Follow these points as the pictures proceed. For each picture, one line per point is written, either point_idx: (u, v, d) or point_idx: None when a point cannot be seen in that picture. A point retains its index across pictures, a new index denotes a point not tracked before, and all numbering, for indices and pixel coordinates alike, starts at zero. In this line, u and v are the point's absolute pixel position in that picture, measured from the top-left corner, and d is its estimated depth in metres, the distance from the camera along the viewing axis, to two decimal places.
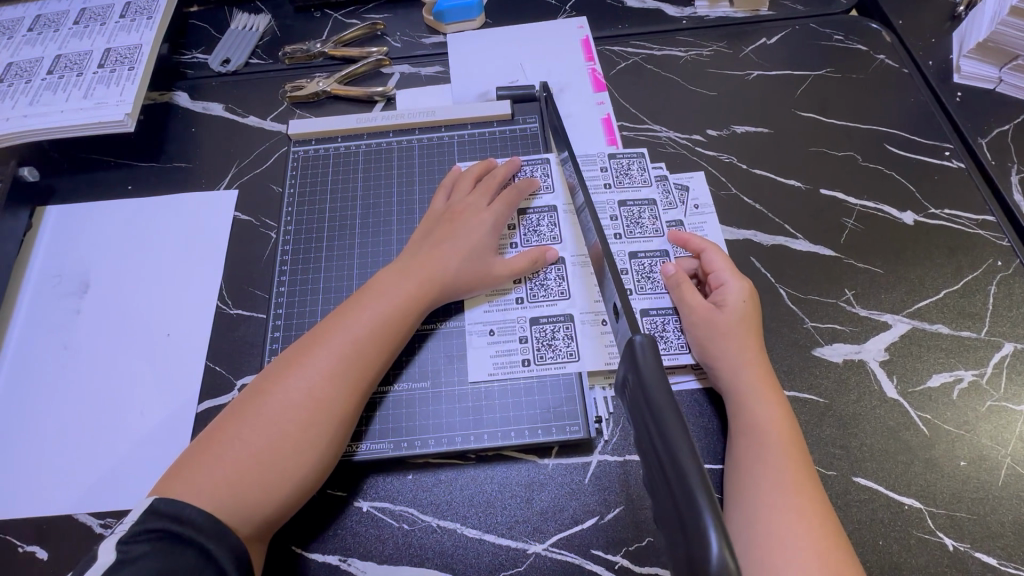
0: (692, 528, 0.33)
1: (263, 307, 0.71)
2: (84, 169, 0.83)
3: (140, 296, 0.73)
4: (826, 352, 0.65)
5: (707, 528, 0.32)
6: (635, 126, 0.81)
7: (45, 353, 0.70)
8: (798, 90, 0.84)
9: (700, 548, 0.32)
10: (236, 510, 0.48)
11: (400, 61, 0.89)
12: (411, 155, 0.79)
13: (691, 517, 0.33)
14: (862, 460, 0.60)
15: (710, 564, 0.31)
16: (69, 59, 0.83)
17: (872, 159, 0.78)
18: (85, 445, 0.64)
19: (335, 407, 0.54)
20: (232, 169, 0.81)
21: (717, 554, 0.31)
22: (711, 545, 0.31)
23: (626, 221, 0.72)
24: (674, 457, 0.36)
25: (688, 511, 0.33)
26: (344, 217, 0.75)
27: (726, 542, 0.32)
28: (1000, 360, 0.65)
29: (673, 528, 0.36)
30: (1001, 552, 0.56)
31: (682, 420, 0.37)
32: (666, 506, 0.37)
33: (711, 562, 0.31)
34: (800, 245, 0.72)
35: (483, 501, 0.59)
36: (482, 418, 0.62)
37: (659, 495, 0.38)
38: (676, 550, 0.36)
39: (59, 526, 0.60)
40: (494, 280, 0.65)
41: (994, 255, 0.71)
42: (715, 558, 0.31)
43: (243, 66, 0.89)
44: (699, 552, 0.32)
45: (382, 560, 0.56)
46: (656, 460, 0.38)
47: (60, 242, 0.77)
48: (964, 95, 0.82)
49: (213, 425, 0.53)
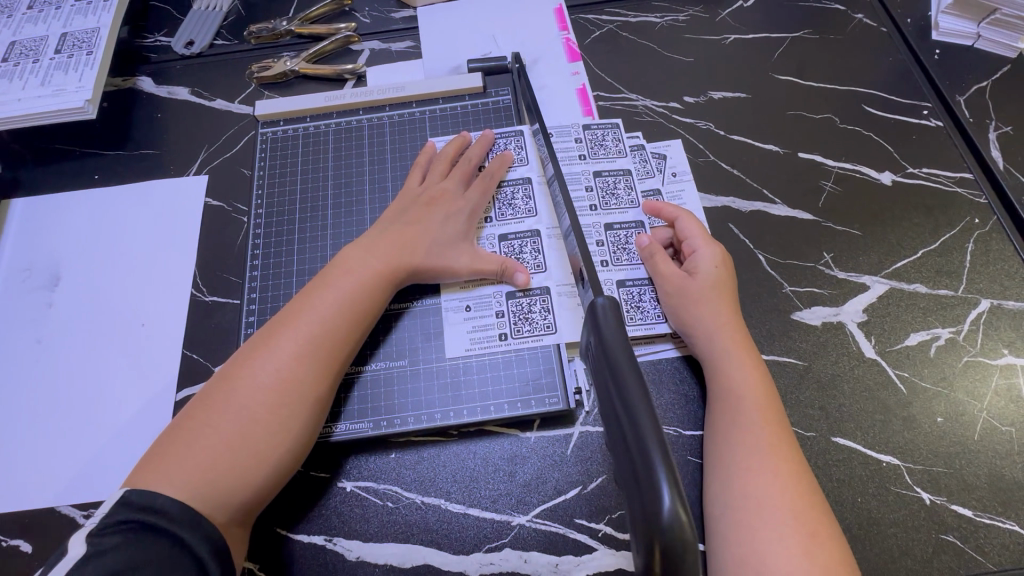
0: (646, 484, 0.34)
1: (238, 293, 0.70)
2: (48, 160, 0.80)
3: (113, 286, 0.72)
4: (805, 315, 0.65)
5: (660, 484, 0.33)
6: (611, 95, 0.80)
7: (18, 348, 0.69)
8: (775, 53, 0.83)
9: (653, 503, 0.33)
10: (209, 497, 0.48)
11: (369, 36, 0.86)
12: (382, 133, 0.77)
13: (646, 474, 0.34)
14: (840, 420, 0.60)
15: (662, 517, 0.33)
16: (24, 46, 0.81)
17: (850, 121, 0.77)
18: (64, 439, 0.64)
19: (304, 391, 0.53)
20: (201, 155, 0.79)
21: (669, 508, 0.33)
22: (664, 500, 0.33)
23: (601, 192, 0.71)
24: (631, 414, 0.37)
25: (643, 468, 0.34)
26: (316, 198, 0.74)
27: (677, 496, 0.33)
28: (976, 317, 0.65)
29: (629, 488, 0.37)
30: (977, 504, 0.57)
31: (639, 377, 0.39)
32: (622, 467, 0.38)
33: (663, 515, 0.33)
34: (779, 210, 0.71)
35: (466, 476, 0.59)
36: (461, 394, 0.62)
37: (618, 454, 0.39)
38: (631, 507, 0.36)
39: (41, 520, 0.60)
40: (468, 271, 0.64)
41: (972, 213, 0.71)
42: (667, 511, 0.33)
43: (208, 48, 0.86)
44: (651, 506, 0.33)
45: (368, 538, 0.57)
46: (612, 418, 0.39)
47: (27, 236, 0.76)
48: (943, 52, 0.80)
49: (182, 414, 0.52)
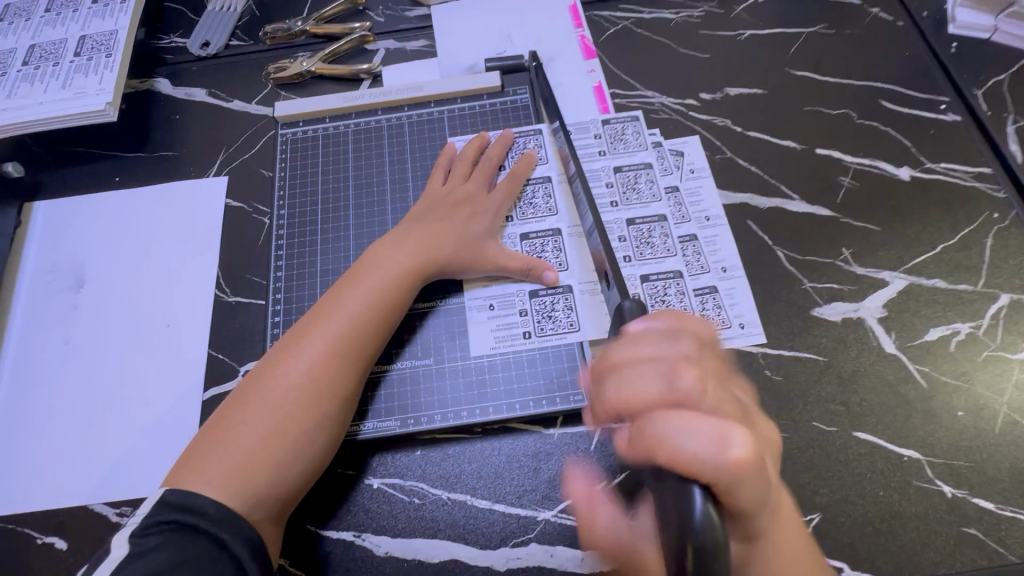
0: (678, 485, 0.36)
1: (261, 293, 0.71)
2: (68, 162, 0.81)
3: (136, 288, 0.73)
4: (825, 311, 0.66)
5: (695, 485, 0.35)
6: (627, 93, 0.80)
7: (45, 348, 0.70)
8: (791, 48, 0.82)
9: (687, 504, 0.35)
10: (246, 496, 0.49)
11: (384, 35, 0.86)
12: (401, 132, 0.77)
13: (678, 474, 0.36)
14: (861, 415, 0.61)
15: (695, 518, 0.34)
16: (44, 49, 0.81)
17: (867, 116, 0.77)
18: (94, 438, 0.65)
19: (335, 388, 0.54)
20: (220, 156, 0.80)
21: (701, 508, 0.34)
22: (697, 503, 0.34)
23: (622, 187, 0.72)
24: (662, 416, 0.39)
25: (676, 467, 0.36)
26: (337, 198, 0.74)
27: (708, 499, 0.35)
28: (996, 311, 0.65)
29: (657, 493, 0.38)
30: (998, 497, 0.57)
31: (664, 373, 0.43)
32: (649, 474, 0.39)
33: (696, 516, 0.34)
34: (797, 206, 0.72)
35: (491, 472, 0.60)
36: (486, 393, 0.62)
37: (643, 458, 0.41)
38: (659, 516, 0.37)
39: (76, 518, 0.61)
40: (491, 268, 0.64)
41: (991, 207, 0.71)
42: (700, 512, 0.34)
43: (224, 49, 0.86)
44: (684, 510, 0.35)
45: (396, 534, 0.58)
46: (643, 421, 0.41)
47: (50, 238, 0.76)
48: (960, 45, 0.80)
49: (217, 414, 0.54)
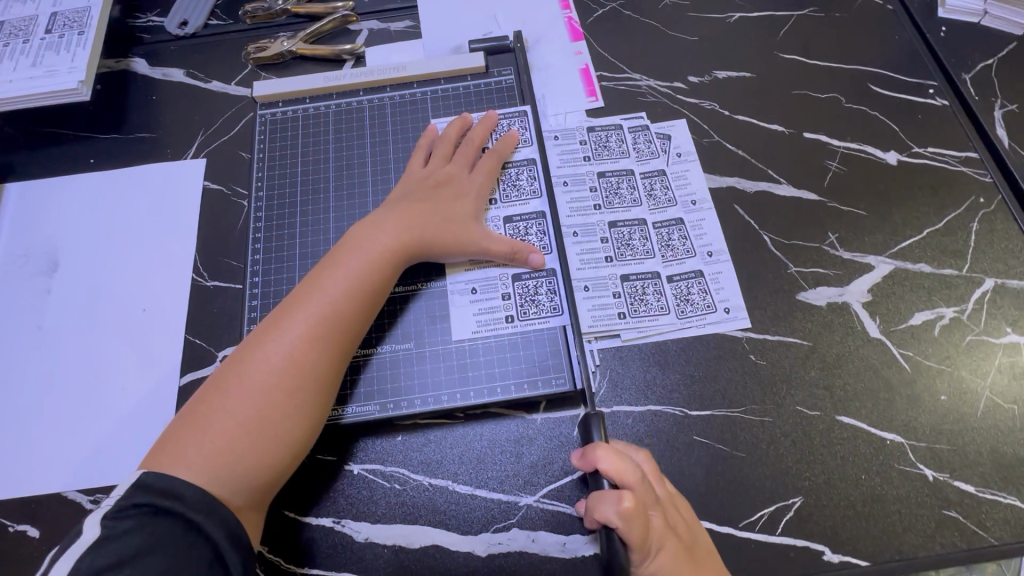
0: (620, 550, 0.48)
1: (240, 278, 0.70)
2: (41, 144, 0.79)
3: (112, 273, 0.71)
4: (810, 296, 0.65)
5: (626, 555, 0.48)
6: (614, 75, 0.78)
7: (18, 334, 0.69)
8: (781, 32, 0.81)
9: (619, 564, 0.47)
10: (226, 481, 0.48)
11: (367, 15, 0.84)
12: (384, 114, 0.76)
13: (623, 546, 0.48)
14: (845, 399, 0.61)
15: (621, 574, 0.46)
16: (13, 26, 0.78)
17: (856, 100, 0.76)
18: (67, 426, 0.64)
19: (316, 371, 0.53)
20: (198, 138, 0.78)
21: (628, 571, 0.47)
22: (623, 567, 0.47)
23: (605, 192, 0.71)
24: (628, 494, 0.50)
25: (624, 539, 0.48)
26: (318, 179, 0.73)
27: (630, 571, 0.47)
28: (981, 296, 0.65)
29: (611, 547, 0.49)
30: (979, 479, 0.57)
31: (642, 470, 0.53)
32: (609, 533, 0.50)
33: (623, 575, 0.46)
34: (784, 190, 0.71)
35: (473, 457, 0.59)
36: (467, 377, 0.62)
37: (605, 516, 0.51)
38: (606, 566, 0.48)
39: (48, 505, 0.60)
40: (473, 251, 0.63)
41: (977, 192, 0.70)
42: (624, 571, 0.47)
43: (202, 28, 0.84)
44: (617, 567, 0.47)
45: (375, 520, 0.57)
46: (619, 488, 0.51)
47: (22, 222, 0.74)
48: (950, 29, 0.80)
49: (195, 398, 0.52)
